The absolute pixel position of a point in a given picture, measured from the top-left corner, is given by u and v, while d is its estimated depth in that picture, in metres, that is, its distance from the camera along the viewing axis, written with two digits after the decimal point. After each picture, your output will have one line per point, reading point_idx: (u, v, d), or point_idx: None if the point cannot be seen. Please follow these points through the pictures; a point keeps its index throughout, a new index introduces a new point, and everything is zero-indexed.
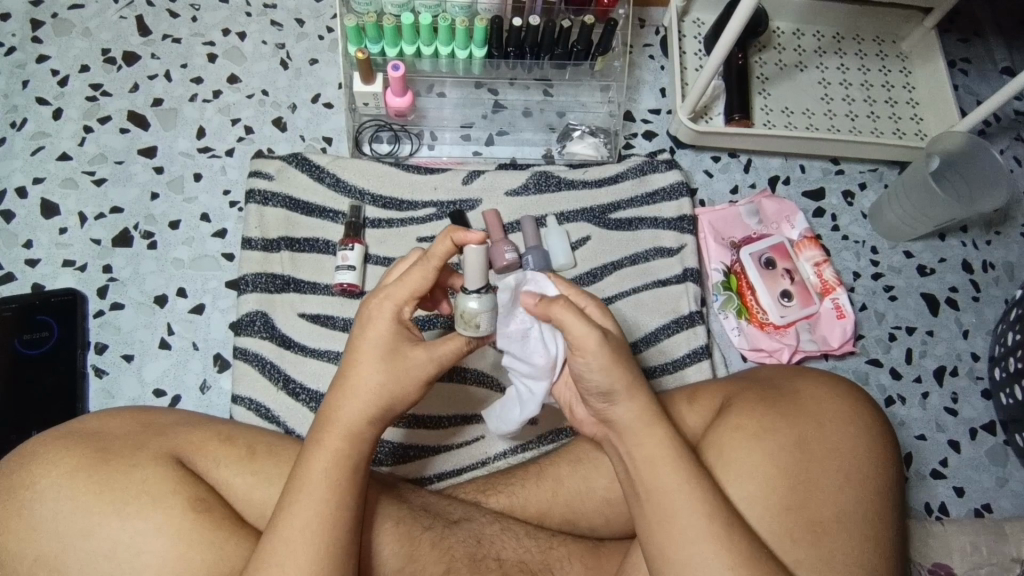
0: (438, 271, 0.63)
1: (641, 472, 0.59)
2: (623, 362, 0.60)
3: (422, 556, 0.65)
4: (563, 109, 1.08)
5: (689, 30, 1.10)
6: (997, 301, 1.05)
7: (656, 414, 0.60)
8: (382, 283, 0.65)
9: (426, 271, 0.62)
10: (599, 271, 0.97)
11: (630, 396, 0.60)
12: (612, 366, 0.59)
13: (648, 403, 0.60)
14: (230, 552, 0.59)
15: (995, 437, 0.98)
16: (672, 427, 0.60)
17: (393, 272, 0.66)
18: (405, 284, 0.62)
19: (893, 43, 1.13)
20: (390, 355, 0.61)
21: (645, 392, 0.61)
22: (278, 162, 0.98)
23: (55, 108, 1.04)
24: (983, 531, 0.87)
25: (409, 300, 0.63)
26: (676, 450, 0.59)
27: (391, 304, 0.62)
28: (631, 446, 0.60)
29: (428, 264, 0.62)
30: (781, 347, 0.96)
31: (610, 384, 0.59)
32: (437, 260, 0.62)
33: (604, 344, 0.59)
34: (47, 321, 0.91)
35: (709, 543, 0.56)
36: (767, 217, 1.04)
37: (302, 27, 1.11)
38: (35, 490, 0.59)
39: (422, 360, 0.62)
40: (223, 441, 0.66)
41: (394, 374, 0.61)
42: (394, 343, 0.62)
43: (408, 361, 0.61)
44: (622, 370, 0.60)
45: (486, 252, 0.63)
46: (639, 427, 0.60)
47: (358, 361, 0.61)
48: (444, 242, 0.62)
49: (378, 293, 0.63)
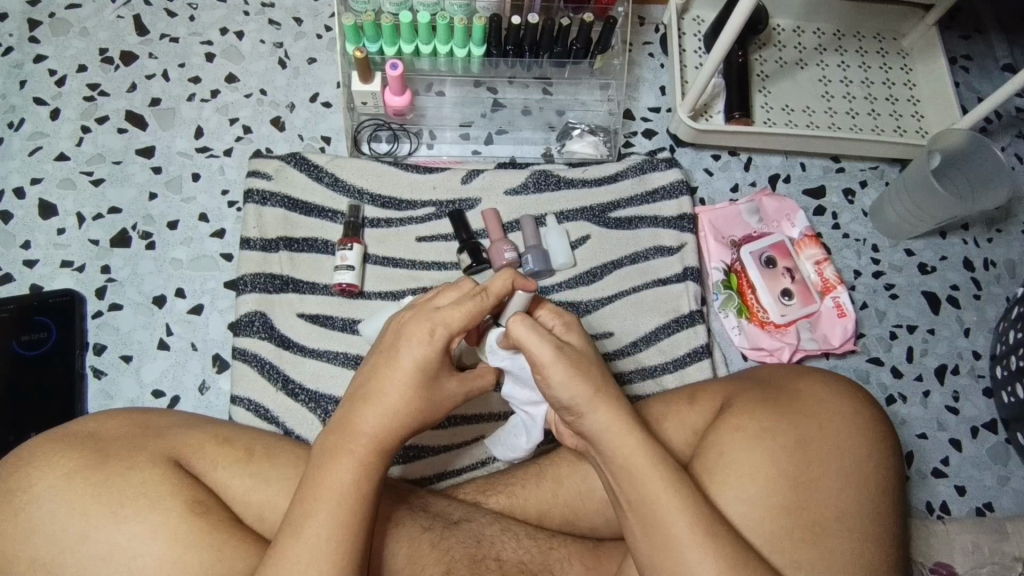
0: (491, 308, 0.63)
1: (624, 482, 0.59)
2: (584, 375, 0.60)
3: (422, 557, 0.65)
4: (562, 107, 1.07)
5: (689, 28, 1.10)
6: (999, 299, 1.04)
7: (627, 424, 0.60)
8: (426, 303, 0.63)
9: (482, 307, 0.62)
10: (599, 270, 0.97)
11: (593, 408, 0.60)
12: (571, 381, 0.60)
13: (617, 413, 0.60)
14: (228, 555, 0.59)
15: (996, 436, 0.98)
16: (650, 436, 0.60)
17: (440, 295, 0.63)
18: (460, 313, 0.62)
19: (894, 40, 1.12)
20: (426, 382, 0.61)
21: (613, 404, 0.60)
22: (277, 162, 0.97)
23: (52, 108, 1.03)
24: (985, 530, 0.86)
25: (460, 332, 0.62)
26: (658, 457, 0.59)
27: (444, 334, 0.61)
28: (607, 456, 0.60)
29: (485, 302, 0.63)
30: (782, 346, 0.96)
31: (572, 398, 0.60)
32: (494, 299, 0.63)
33: (562, 361, 0.60)
34: (45, 322, 0.91)
35: (700, 548, 0.56)
36: (767, 216, 1.03)
37: (301, 26, 1.10)
38: (31, 493, 0.58)
39: (454, 391, 0.64)
40: (221, 443, 0.66)
41: (419, 395, 0.60)
42: (435, 372, 0.61)
43: (440, 390, 0.62)
44: (582, 385, 0.60)
45: (529, 299, 0.66)
46: (613, 437, 0.59)
47: (386, 378, 0.60)
48: (504, 282, 0.63)
49: (432, 316, 0.61)
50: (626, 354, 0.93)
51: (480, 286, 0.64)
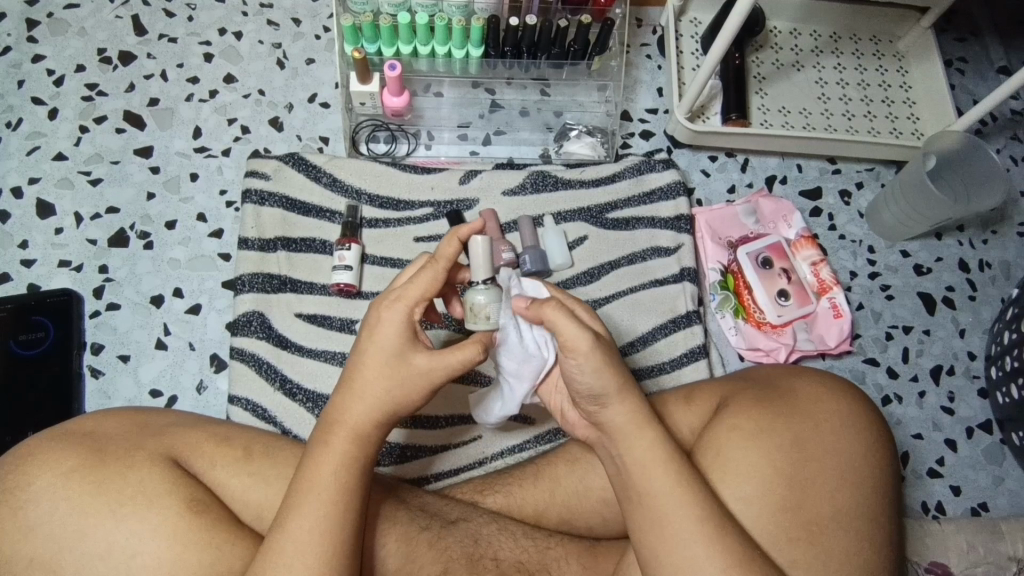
0: (448, 273, 0.63)
1: (629, 478, 0.59)
2: (613, 365, 0.60)
3: (418, 557, 0.65)
4: (560, 108, 1.08)
5: (686, 30, 1.10)
6: (994, 300, 1.05)
7: (640, 418, 0.60)
8: (392, 287, 0.64)
9: (436, 274, 0.62)
10: (597, 271, 0.97)
11: (620, 398, 0.60)
12: (603, 369, 0.59)
13: (638, 405, 0.60)
14: (227, 553, 0.59)
15: (991, 436, 0.98)
16: (662, 430, 0.60)
17: (404, 275, 0.65)
18: (417, 285, 0.61)
19: (890, 42, 1.13)
20: (395, 360, 0.60)
21: (633, 396, 0.61)
22: (275, 162, 0.98)
23: (50, 108, 1.03)
24: (978, 530, 0.87)
25: (419, 302, 0.61)
26: (663, 451, 0.59)
27: (402, 305, 0.61)
28: (623, 449, 0.60)
29: (437, 266, 0.62)
30: (778, 346, 0.96)
31: (602, 387, 0.60)
32: (446, 261, 0.63)
33: (595, 349, 0.59)
34: (41, 321, 0.90)
35: (702, 545, 0.56)
36: (765, 217, 1.04)
37: (299, 26, 1.10)
38: (28, 491, 0.58)
39: (428, 368, 0.60)
40: (219, 442, 0.66)
41: (398, 379, 0.60)
42: (400, 347, 0.60)
43: (413, 368, 0.60)
44: (612, 374, 0.60)
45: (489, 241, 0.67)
46: (628, 431, 0.60)
47: (368, 365, 0.60)
48: (452, 242, 0.64)
49: (387, 295, 0.62)
50: (624, 354, 0.94)
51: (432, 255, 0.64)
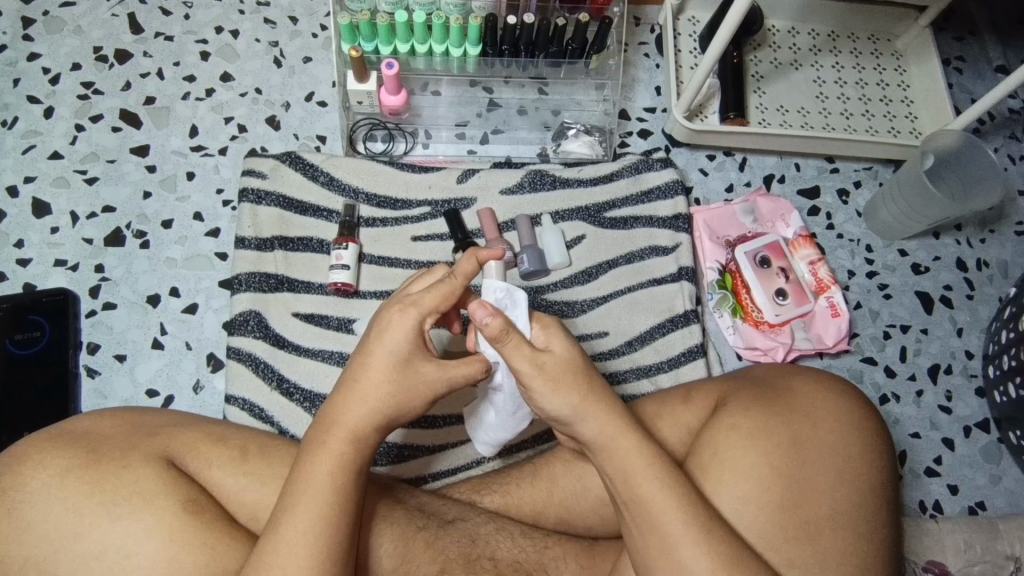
0: (463, 290, 0.63)
1: (618, 485, 0.59)
2: (566, 386, 0.59)
3: (415, 557, 0.65)
4: (557, 107, 1.07)
5: (684, 28, 1.10)
6: (992, 299, 1.05)
7: (619, 422, 0.59)
8: (403, 293, 0.64)
9: (453, 288, 0.62)
10: (594, 270, 0.97)
11: (583, 416, 0.59)
12: (552, 394, 0.59)
13: (609, 417, 0.59)
14: (223, 554, 0.59)
15: (989, 435, 0.98)
16: (645, 437, 0.60)
17: (416, 283, 0.64)
18: (432, 296, 0.61)
19: (888, 41, 1.13)
20: (402, 366, 0.60)
21: (604, 404, 0.60)
22: (272, 161, 0.97)
23: (45, 107, 1.03)
24: (975, 529, 0.87)
25: (431, 312, 0.62)
26: (650, 457, 0.58)
27: (414, 313, 0.61)
28: (603, 460, 0.60)
29: (455, 281, 0.63)
30: (776, 346, 0.96)
31: (558, 411, 0.60)
32: (463, 279, 0.63)
33: (540, 374, 0.59)
34: (37, 321, 0.90)
35: (693, 546, 0.56)
36: (763, 216, 1.03)
37: (296, 25, 1.10)
38: (23, 492, 0.58)
39: (436, 377, 0.61)
40: (215, 442, 0.66)
41: (402, 386, 0.60)
42: (409, 354, 0.60)
43: (420, 376, 0.60)
44: (565, 397, 0.59)
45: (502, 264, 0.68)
46: (604, 442, 0.59)
47: (370, 368, 0.60)
48: (470, 260, 0.64)
49: (401, 300, 0.61)
50: (620, 353, 0.94)
51: (449, 269, 0.64)
